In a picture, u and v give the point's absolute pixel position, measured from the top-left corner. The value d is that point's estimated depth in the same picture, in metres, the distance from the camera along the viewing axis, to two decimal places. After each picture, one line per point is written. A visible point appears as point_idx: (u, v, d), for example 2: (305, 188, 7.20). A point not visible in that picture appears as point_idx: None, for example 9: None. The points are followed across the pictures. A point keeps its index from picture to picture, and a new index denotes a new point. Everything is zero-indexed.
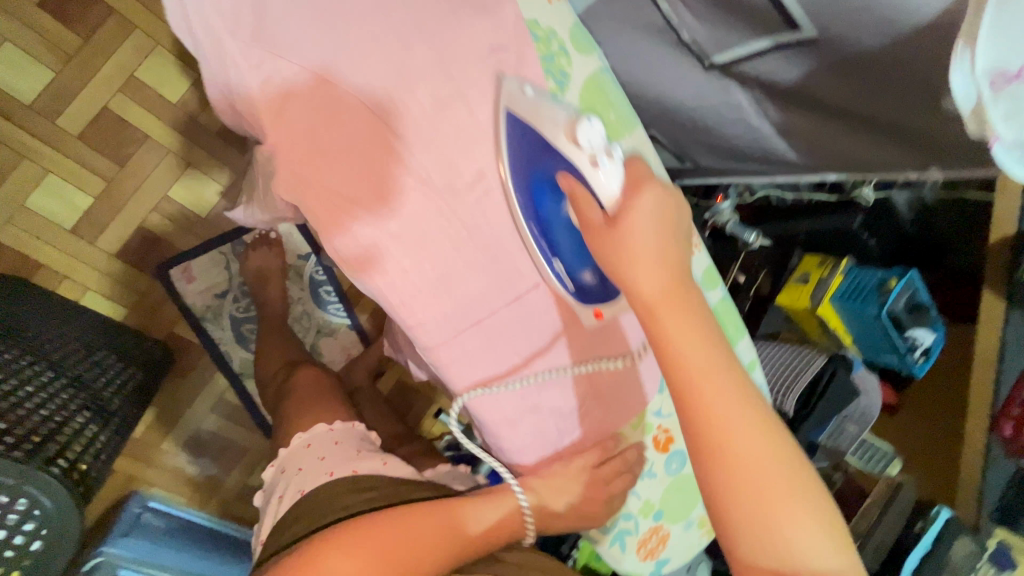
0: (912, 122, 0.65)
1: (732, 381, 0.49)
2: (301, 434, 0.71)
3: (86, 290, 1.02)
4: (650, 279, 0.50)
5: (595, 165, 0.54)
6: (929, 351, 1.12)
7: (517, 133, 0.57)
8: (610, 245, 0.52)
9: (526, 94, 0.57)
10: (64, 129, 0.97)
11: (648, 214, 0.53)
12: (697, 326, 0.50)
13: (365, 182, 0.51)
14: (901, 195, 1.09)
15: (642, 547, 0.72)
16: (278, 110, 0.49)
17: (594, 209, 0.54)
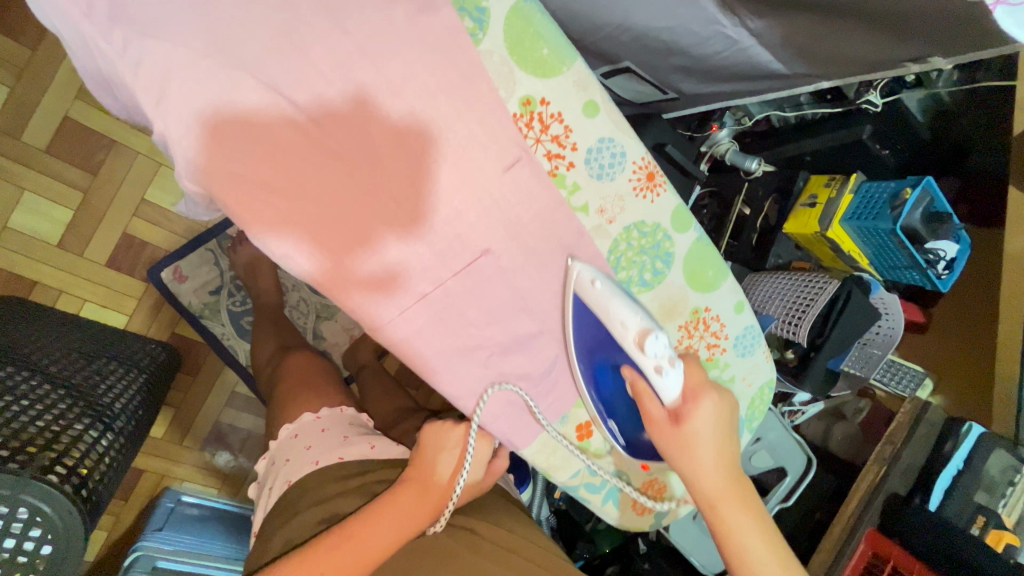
0: (901, 10, 0.57)
1: (785, 569, 0.51)
2: (287, 424, 0.68)
3: (85, 302, 1.04)
4: (714, 476, 0.53)
5: (658, 374, 0.51)
6: (952, 264, 1.04)
7: (583, 318, 0.54)
8: (671, 444, 0.54)
9: (596, 285, 0.52)
10: (31, 145, 0.96)
11: (710, 420, 0.54)
12: (758, 526, 0.52)
13: (338, 202, 0.44)
14: (912, 96, 1.02)
15: (637, 501, 0.65)
16: (206, 159, 0.40)
17: (654, 405, 0.54)
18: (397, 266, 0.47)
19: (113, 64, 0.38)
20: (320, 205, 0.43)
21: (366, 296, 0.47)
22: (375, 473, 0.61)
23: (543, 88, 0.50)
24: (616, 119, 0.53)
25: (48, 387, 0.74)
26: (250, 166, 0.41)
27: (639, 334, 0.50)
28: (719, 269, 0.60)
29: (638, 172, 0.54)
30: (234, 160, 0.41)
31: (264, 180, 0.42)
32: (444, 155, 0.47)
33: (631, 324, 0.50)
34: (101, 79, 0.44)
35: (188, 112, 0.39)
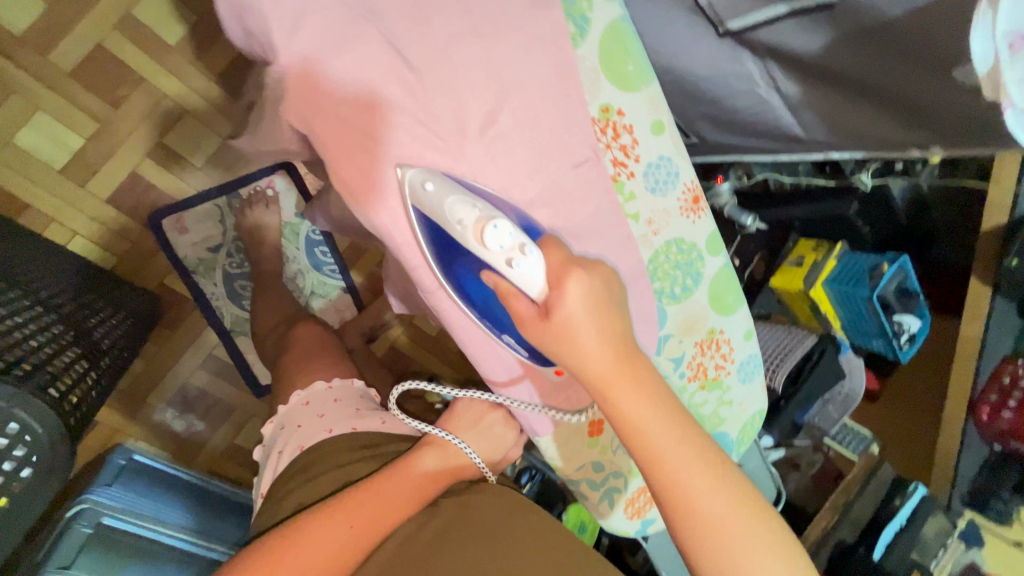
0: (921, 97, 0.64)
1: (684, 432, 0.44)
2: (299, 392, 0.67)
3: (75, 235, 0.99)
4: (597, 355, 0.43)
5: (510, 266, 0.42)
6: (914, 336, 1.14)
7: (431, 232, 0.45)
8: (547, 339, 0.44)
9: (429, 189, 0.43)
10: (56, 66, 0.93)
11: (586, 299, 0.43)
12: (654, 401, 0.44)
13: (420, 166, 0.44)
14: (897, 183, 1.10)
15: (630, 505, 0.66)
16: (312, 92, 0.40)
17: (520, 303, 0.44)
18: None
19: None
20: (397, 161, 0.44)
21: (430, 257, 0.46)
22: (387, 444, 0.61)
23: (620, 100, 0.54)
24: (677, 141, 0.57)
25: (41, 310, 0.71)
26: (353, 109, 0.42)
27: (477, 229, 0.42)
28: (736, 296, 0.65)
29: (686, 194, 0.58)
30: (340, 100, 0.41)
31: (362, 131, 0.42)
32: (529, 143, 0.48)
33: (469, 219, 0.42)
34: None
35: (316, 48, 0.40)
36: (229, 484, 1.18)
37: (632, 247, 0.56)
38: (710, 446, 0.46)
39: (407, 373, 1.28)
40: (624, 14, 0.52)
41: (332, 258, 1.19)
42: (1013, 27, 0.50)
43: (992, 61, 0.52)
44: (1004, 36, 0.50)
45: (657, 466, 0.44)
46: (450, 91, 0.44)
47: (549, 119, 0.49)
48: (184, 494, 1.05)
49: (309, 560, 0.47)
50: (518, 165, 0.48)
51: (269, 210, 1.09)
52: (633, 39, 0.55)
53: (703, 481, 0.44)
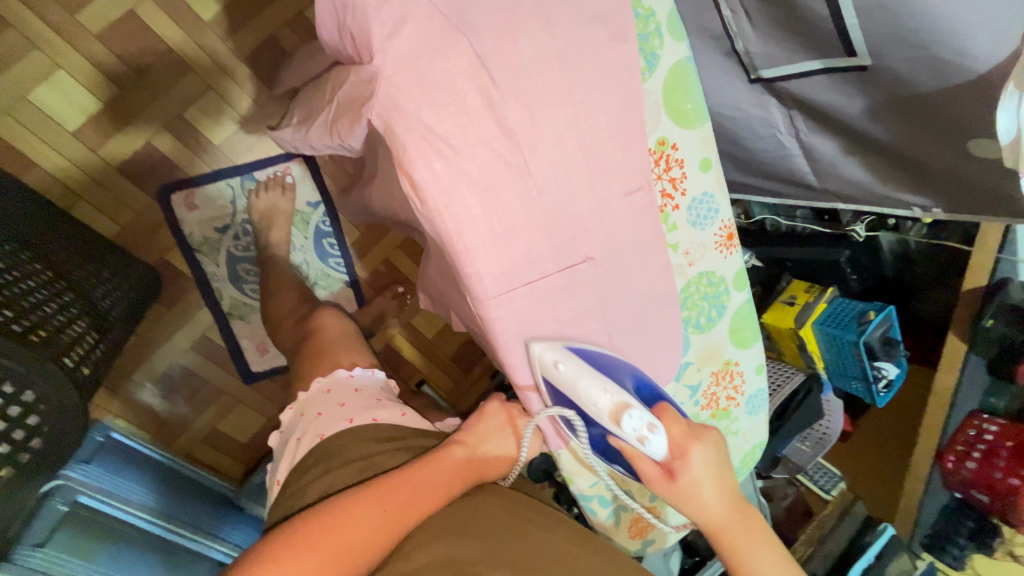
0: (937, 163, 0.69)
1: (797, 574, 0.50)
2: (321, 379, 0.71)
3: (80, 200, 0.96)
4: (716, 509, 0.50)
5: (641, 443, 0.50)
6: (891, 383, 1.20)
7: (560, 397, 0.54)
8: (671, 496, 0.51)
9: (561, 370, 0.51)
10: (84, 26, 0.91)
11: (707, 470, 0.50)
12: (771, 549, 0.50)
13: (489, 178, 0.46)
14: (887, 237, 1.18)
15: (634, 525, 0.68)
16: (400, 96, 0.42)
17: (647, 465, 0.51)
18: (521, 250, 0.49)
19: None
20: (470, 172, 0.45)
21: (487, 269, 0.48)
22: (411, 436, 0.63)
23: (676, 135, 0.56)
24: (720, 180, 0.60)
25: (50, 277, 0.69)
26: (437, 117, 0.43)
27: (613, 413, 0.49)
28: (754, 331, 0.67)
29: (723, 230, 0.61)
30: (426, 107, 0.43)
31: (441, 136, 0.44)
32: (590, 167, 0.51)
33: (603, 403, 0.50)
34: None
35: (413, 53, 0.42)
36: (206, 471, 1.14)
37: (668, 274, 0.58)
38: None
39: (400, 373, 1.28)
40: (691, 56, 0.54)
41: (338, 250, 1.18)
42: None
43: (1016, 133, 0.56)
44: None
45: None
46: (526, 110, 0.46)
47: (610, 147, 0.51)
48: (161, 476, 1.02)
49: (345, 542, 0.48)
50: (576, 187, 0.50)
51: (284, 196, 1.08)
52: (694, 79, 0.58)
53: None
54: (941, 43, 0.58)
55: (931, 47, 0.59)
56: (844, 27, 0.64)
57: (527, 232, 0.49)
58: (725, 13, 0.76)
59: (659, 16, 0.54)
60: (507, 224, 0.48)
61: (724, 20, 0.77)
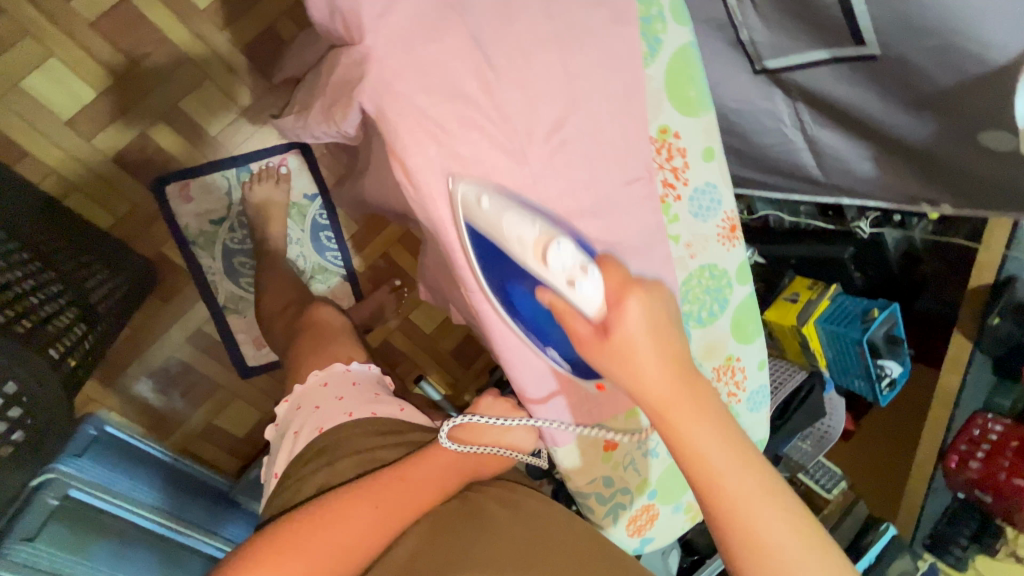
0: (947, 157, 0.67)
1: (757, 472, 0.39)
2: (319, 371, 0.69)
3: (74, 191, 0.95)
4: (657, 382, 0.38)
5: (571, 286, 0.41)
6: (894, 381, 1.18)
7: (484, 246, 0.46)
8: (603, 362, 0.40)
9: (483, 206, 0.44)
10: (77, 14, 0.89)
11: (647, 322, 0.39)
12: (720, 434, 0.38)
13: (482, 164, 0.45)
14: (892, 234, 1.17)
15: (632, 523, 0.67)
16: (391, 80, 0.41)
17: (578, 323, 0.41)
18: None
19: None
20: (462, 155, 0.44)
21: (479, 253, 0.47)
22: (410, 430, 0.61)
23: (678, 123, 0.55)
24: (723, 171, 0.58)
25: (39, 269, 0.68)
26: (431, 101, 0.42)
27: (539, 245, 0.42)
28: (756, 326, 0.66)
29: (726, 222, 0.60)
30: (418, 91, 0.41)
31: (434, 120, 0.42)
32: (589, 156, 0.49)
33: (530, 237, 0.43)
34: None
35: (407, 35, 0.41)
36: (201, 465, 1.13)
37: (669, 267, 0.57)
38: (790, 496, 0.39)
39: (398, 368, 1.27)
40: (695, 42, 0.53)
41: (336, 244, 1.16)
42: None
43: None
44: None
45: (707, 490, 0.38)
46: (524, 95, 0.45)
47: (611, 135, 0.50)
48: (154, 470, 1.00)
49: (335, 542, 0.47)
50: (574, 177, 0.49)
51: (278, 187, 1.06)
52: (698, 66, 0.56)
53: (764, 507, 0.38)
54: (956, 33, 0.56)
55: (945, 36, 0.57)
56: (853, 15, 0.63)
57: None
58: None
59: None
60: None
61: (730, 8, 0.75)
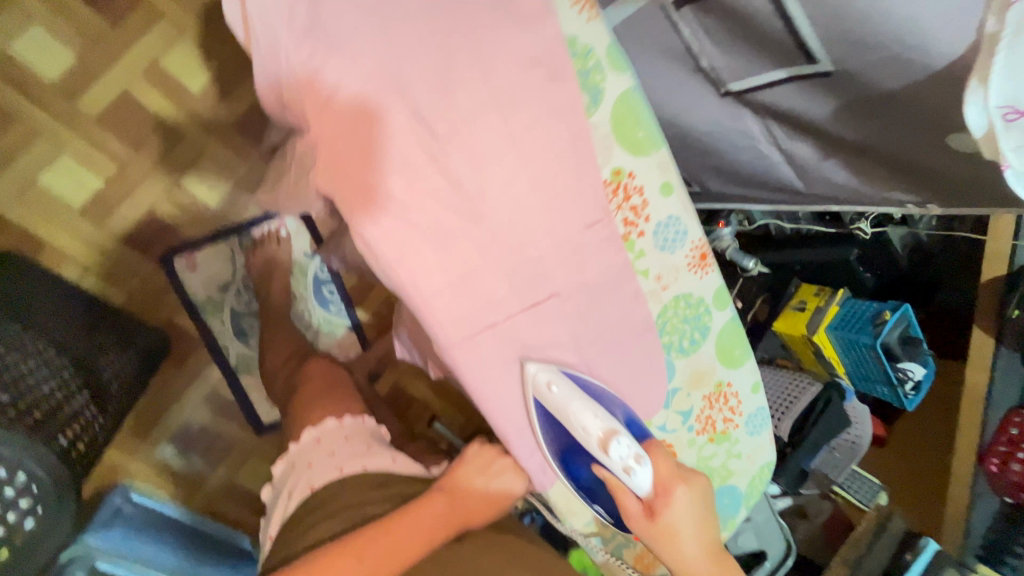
0: (919, 159, 0.67)
1: None
2: (310, 429, 0.68)
3: (89, 273, 1.01)
4: (694, 563, 0.52)
5: (628, 473, 0.51)
6: (918, 385, 1.14)
7: (544, 419, 0.54)
8: (650, 538, 0.53)
9: (553, 391, 0.51)
10: (84, 113, 0.97)
11: (687, 511, 0.53)
12: None
13: (434, 222, 0.46)
14: (897, 232, 1.14)
15: (639, 561, 0.66)
16: (341, 158, 0.43)
17: (630, 501, 0.53)
18: (478, 293, 0.49)
19: (289, 63, 0.42)
20: (415, 220, 0.45)
21: (444, 313, 0.47)
22: (398, 483, 0.62)
23: (631, 163, 0.57)
24: (685, 202, 0.59)
25: (53, 353, 0.73)
26: (380, 173, 0.44)
27: (604, 439, 0.51)
28: (744, 349, 0.65)
29: (694, 251, 0.61)
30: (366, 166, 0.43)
31: (384, 193, 0.44)
32: (542, 204, 0.51)
33: (594, 428, 0.51)
34: (270, 83, 0.46)
35: (345, 118, 0.43)
36: (223, 525, 1.14)
37: (642, 302, 0.57)
38: None
39: (408, 412, 1.27)
40: (638, 86, 0.54)
41: (339, 297, 1.20)
42: (1006, 101, 0.50)
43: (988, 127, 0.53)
44: (996, 108, 0.51)
45: None
46: (468, 156, 0.47)
47: (563, 184, 0.52)
48: (180, 533, 1.02)
49: None
50: (528, 229, 0.51)
51: (279, 249, 1.11)
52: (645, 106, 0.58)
53: None
54: (906, 39, 0.57)
55: (892, 46, 0.59)
56: (800, 36, 0.65)
57: (482, 273, 0.49)
58: (685, 33, 0.77)
59: (598, 50, 0.54)
60: (461, 271, 0.48)
61: (685, 39, 0.78)
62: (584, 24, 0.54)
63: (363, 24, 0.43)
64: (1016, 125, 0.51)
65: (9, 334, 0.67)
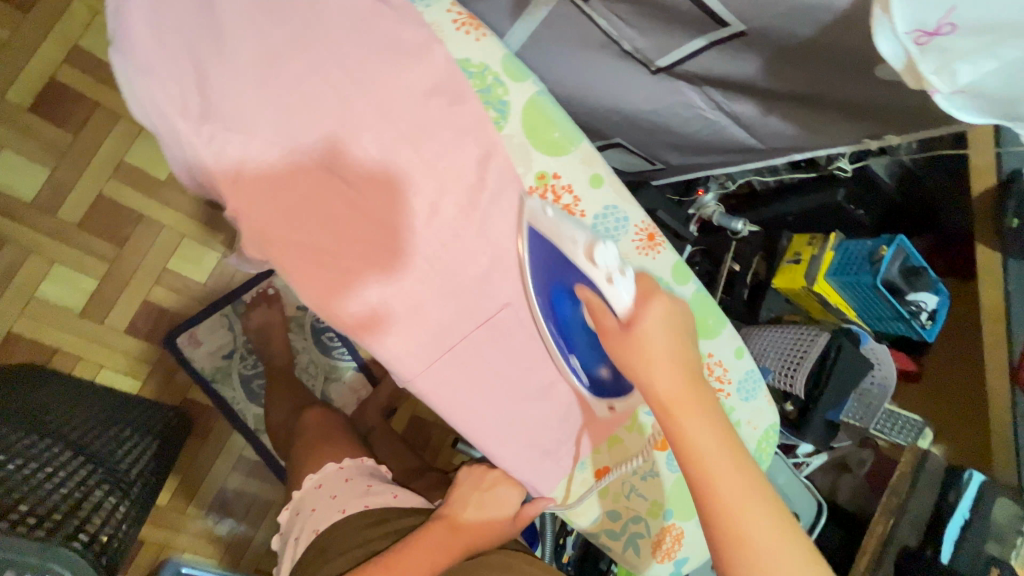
0: (857, 95, 0.65)
1: (738, 457, 0.53)
2: (312, 476, 0.77)
3: (101, 368, 1.06)
4: (666, 381, 0.56)
5: (610, 281, 0.58)
6: (934, 313, 1.08)
7: (537, 242, 0.65)
8: (626, 349, 0.57)
9: (546, 212, 0.64)
10: (66, 221, 1.03)
11: (661, 325, 0.58)
12: (712, 423, 0.54)
13: (361, 262, 0.63)
14: (879, 163, 1.07)
15: (658, 548, 0.76)
16: (282, 235, 0.61)
17: (608, 317, 0.59)
18: (404, 314, 0.64)
19: (197, 150, 0.58)
20: (340, 263, 0.62)
21: (377, 334, 0.63)
22: (400, 517, 0.70)
23: (553, 165, 0.70)
24: (617, 191, 0.71)
25: (69, 456, 0.76)
26: (310, 237, 0.62)
27: (588, 245, 0.59)
28: (717, 318, 0.76)
29: (641, 234, 0.73)
30: (295, 232, 0.61)
31: (313, 248, 0.62)
32: (470, 230, 0.67)
33: (581, 241, 0.60)
34: (186, 167, 0.62)
35: (262, 180, 0.60)
36: None
37: None
38: (772, 499, 0.52)
39: (431, 440, 1.30)
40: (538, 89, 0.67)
41: (340, 341, 1.24)
42: (914, 25, 0.46)
43: (907, 57, 0.47)
44: (906, 34, 0.46)
45: (708, 487, 0.52)
46: (383, 202, 0.64)
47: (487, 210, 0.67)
48: None
49: None
50: (454, 261, 0.66)
51: (271, 308, 1.15)
52: (555, 106, 0.69)
53: (757, 506, 0.51)
54: None
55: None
56: (704, 3, 0.63)
57: (421, 299, 0.64)
58: (600, 23, 0.75)
59: (493, 68, 0.67)
60: (408, 305, 0.64)
61: (603, 28, 0.76)
62: (475, 44, 0.68)
63: (254, 101, 0.60)
64: (929, 47, 0.46)
65: (22, 446, 0.71)
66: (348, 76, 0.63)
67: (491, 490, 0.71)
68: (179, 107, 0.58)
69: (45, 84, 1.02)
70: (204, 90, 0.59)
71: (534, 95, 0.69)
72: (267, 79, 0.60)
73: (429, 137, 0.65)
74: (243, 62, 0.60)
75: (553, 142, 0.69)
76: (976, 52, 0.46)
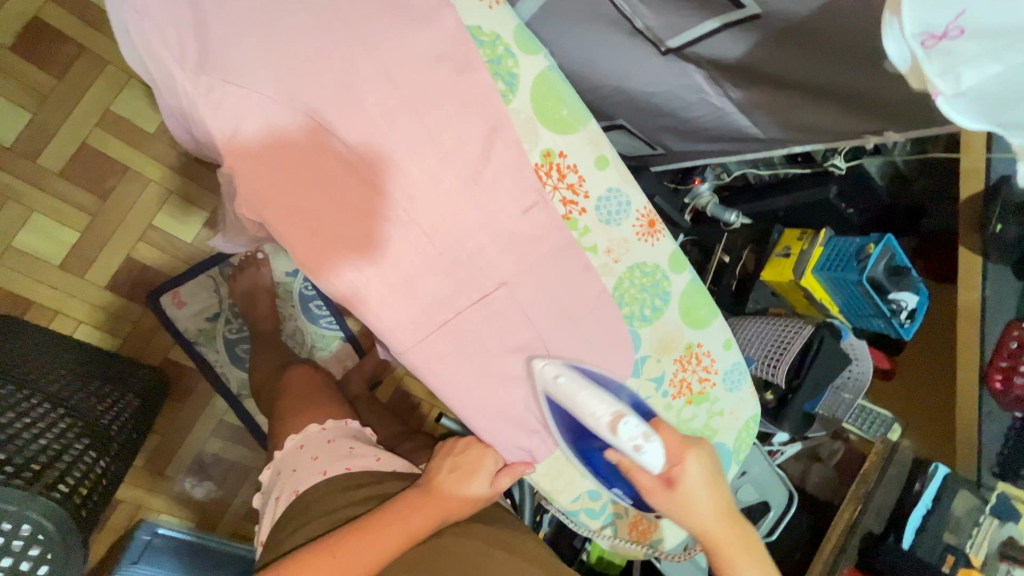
0: (861, 88, 0.65)
1: None
2: (294, 436, 0.77)
3: (79, 323, 1.03)
4: (711, 518, 0.63)
5: (638, 450, 0.63)
6: (913, 313, 1.12)
7: (558, 411, 0.70)
8: (669, 500, 0.64)
9: (560, 381, 0.68)
10: (46, 168, 0.99)
11: (700, 478, 0.65)
12: (752, 553, 0.62)
13: (362, 236, 0.61)
14: (873, 163, 1.10)
15: (634, 528, 0.80)
16: (280, 201, 0.58)
17: (643, 476, 0.65)
18: (399, 285, 0.62)
19: (195, 101, 0.56)
20: (341, 241, 0.60)
21: (372, 310, 0.61)
22: (382, 482, 0.70)
23: (559, 143, 0.73)
24: (620, 174, 0.75)
25: (48, 408, 0.75)
26: (314, 207, 0.59)
27: (613, 420, 0.64)
28: (709, 309, 0.80)
29: (641, 220, 0.77)
30: (297, 199, 0.59)
31: (317, 218, 0.59)
32: (470, 202, 0.67)
33: (604, 414, 0.65)
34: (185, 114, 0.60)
35: (256, 143, 0.57)
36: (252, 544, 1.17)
37: (593, 273, 0.74)
38: None
39: (415, 413, 1.30)
40: (549, 64, 0.70)
41: (327, 309, 1.23)
42: (921, 27, 0.44)
43: (912, 60, 0.46)
44: (913, 36, 0.45)
45: None
46: (389, 165, 0.62)
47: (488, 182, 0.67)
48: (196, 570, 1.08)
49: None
50: (453, 233, 0.66)
51: (258, 273, 1.13)
52: (564, 85, 0.73)
53: None
54: None
55: None
56: None
57: (419, 270, 0.64)
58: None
59: (505, 38, 0.70)
60: (403, 277, 0.63)
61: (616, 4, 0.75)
62: (487, 12, 0.70)
63: (254, 49, 0.57)
64: (935, 51, 0.45)
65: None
66: (355, 31, 0.61)
67: (465, 460, 0.70)
68: (176, 56, 0.56)
69: (27, 23, 0.97)
70: (200, 38, 0.56)
71: (544, 70, 0.72)
72: (270, 27, 0.58)
73: (434, 102, 0.64)
74: (244, 10, 0.57)
75: (559, 121, 0.73)
76: (981, 57, 0.45)
